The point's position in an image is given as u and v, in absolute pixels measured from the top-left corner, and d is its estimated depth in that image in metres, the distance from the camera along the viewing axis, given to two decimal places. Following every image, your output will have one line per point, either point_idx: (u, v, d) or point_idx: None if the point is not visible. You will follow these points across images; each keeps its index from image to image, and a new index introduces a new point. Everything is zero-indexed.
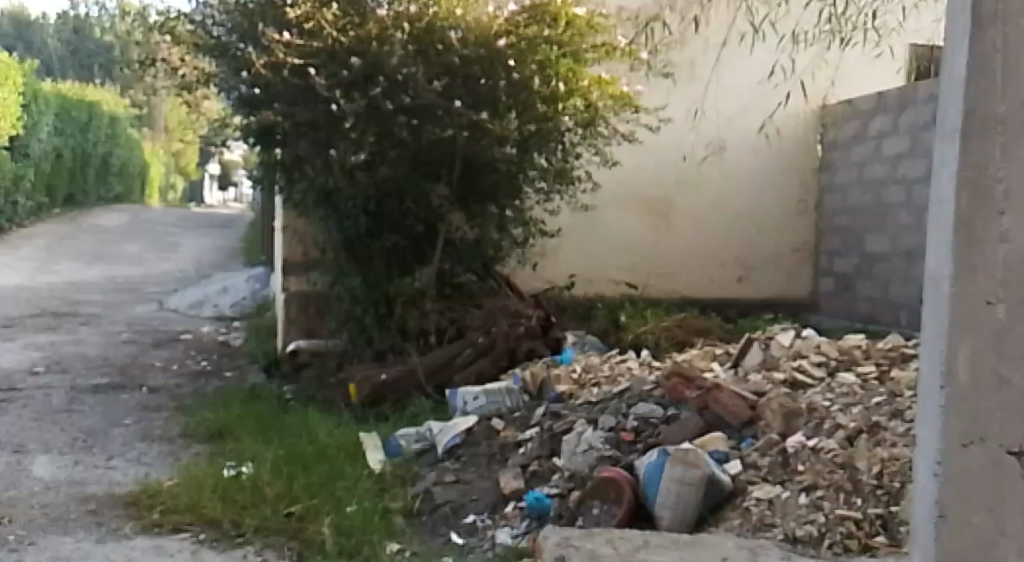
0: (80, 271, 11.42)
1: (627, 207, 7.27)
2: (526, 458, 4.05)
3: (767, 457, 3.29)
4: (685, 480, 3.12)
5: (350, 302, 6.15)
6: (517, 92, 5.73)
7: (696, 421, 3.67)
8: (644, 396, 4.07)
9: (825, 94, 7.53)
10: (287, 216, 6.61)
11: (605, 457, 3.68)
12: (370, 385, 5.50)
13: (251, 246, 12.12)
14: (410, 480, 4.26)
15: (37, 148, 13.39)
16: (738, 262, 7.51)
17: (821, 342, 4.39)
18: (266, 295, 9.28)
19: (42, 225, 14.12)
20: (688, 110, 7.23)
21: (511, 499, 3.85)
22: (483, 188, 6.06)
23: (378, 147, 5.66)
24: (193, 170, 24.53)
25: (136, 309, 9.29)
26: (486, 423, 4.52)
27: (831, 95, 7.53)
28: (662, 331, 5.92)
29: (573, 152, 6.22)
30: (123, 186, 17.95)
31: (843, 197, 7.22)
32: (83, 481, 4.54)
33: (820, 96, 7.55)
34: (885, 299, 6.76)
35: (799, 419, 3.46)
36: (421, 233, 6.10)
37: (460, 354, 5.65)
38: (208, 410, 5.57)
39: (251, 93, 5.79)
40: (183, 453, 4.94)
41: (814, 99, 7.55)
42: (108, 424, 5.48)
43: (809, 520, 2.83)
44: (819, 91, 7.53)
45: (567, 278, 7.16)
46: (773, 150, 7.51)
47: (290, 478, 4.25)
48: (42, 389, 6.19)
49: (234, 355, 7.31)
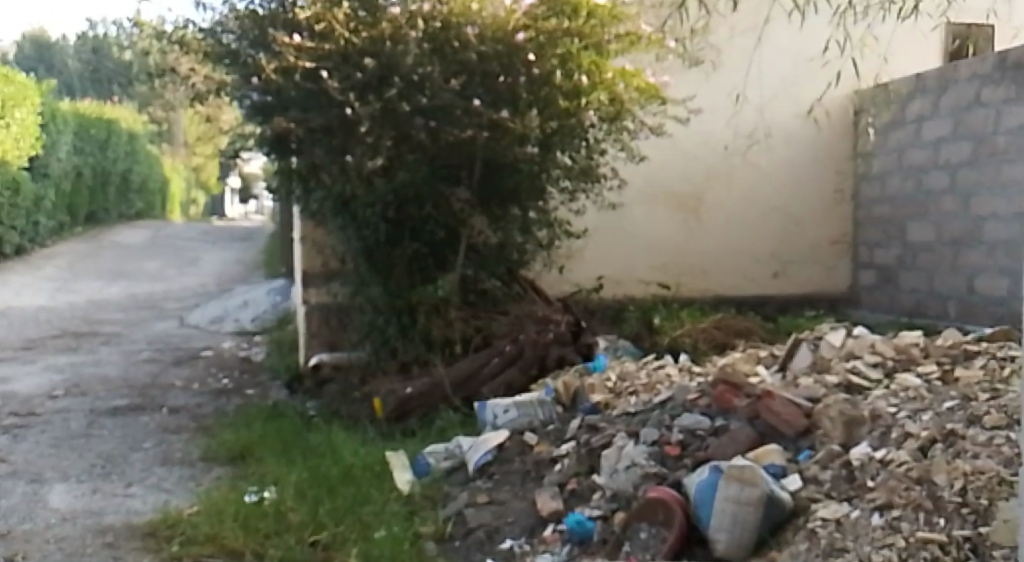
0: (101, 289, 11.26)
1: (656, 204, 7.01)
2: (563, 476, 3.81)
3: (829, 471, 3.05)
4: (742, 500, 2.91)
5: (372, 314, 5.92)
6: (538, 88, 5.52)
7: (747, 432, 3.43)
8: (689, 406, 3.81)
9: (878, 71, 7.16)
10: (304, 227, 6.39)
11: (650, 474, 3.41)
12: (397, 400, 5.27)
13: (272, 258, 11.93)
14: (441, 501, 4.01)
15: (57, 167, 13.26)
16: (773, 257, 7.24)
17: (876, 340, 4.14)
18: (288, 308, 9.07)
19: (64, 243, 14.00)
20: (720, 98, 7.00)
21: (550, 522, 3.61)
22: (506, 190, 5.83)
23: (396, 151, 5.45)
24: (215, 184, 24.42)
25: (157, 327, 9.11)
26: (519, 438, 4.26)
27: (883, 72, 7.17)
28: (700, 333, 5.66)
29: (599, 149, 5.98)
30: (144, 202, 17.83)
31: (882, 186, 6.94)
32: (101, 510, 4.32)
33: (873, 73, 7.19)
34: (931, 291, 6.47)
35: (862, 428, 3.20)
36: (443, 239, 5.85)
37: (487, 364, 5.38)
38: (230, 430, 5.36)
39: (264, 101, 5.50)
40: (204, 478, 4.71)
41: (866, 77, 7.19)
42: (128, 449, 5.27)
43: (886, 544, 2.56)
44: (870, 69, 7.19)
45: (595, 280, 6.91)
46: (812, 138, 7.22)
47: (315, 502, 4.04)
48: (60, 413, 5.99)
49: (257, 371, 7.10)
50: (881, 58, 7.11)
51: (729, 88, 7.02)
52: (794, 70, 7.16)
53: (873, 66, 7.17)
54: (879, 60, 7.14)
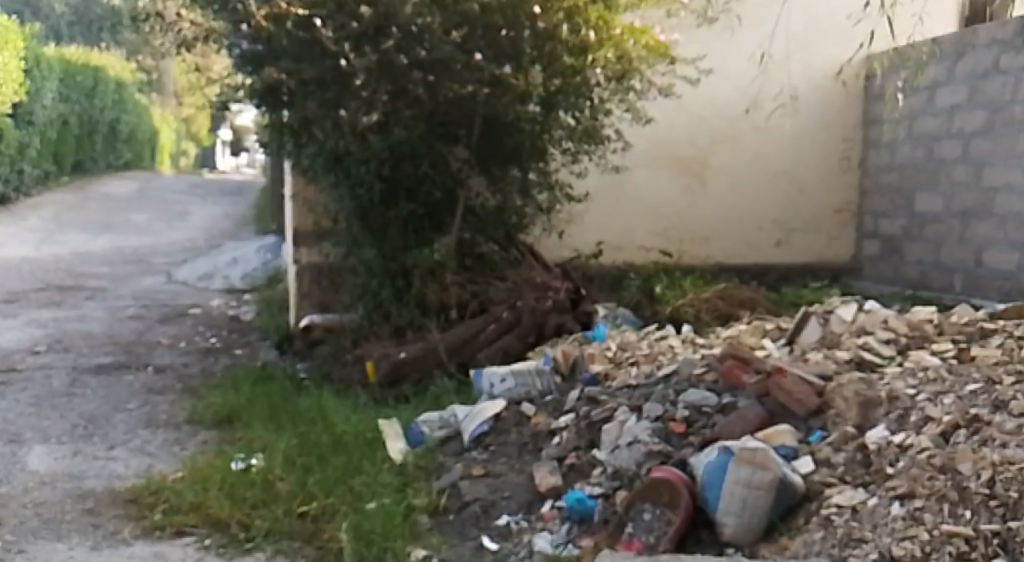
0: (87, 242, 11.06)
1: (659, 167, 6.88)
2: (561, 450, 3.67)
3: (843, 453, 2.93)
4: (754, 483, 2.77)
5: (365, 276, 5.75)
6: (542, 43, 5.32)
7: (757, 411, 3.29)
8: (695, 381, 3.66)
9: (912, 32, 6.98)
10: (296, 183, 6.20)
11: (654, 452, 3.27)
12: (390, 365, 5.14)
13: (262, 214, 11.73)
14: (435, 471, 3.86)
15: (42, 115, 12.98)
16: (776, 225, 7.09)
17: (889, 316, 4.03)
18: (278, 266, 8.90)
19: (49, 193, 13.76)
20: (731, 58, 6.86)
21: (548, 497, 3.47)
22: (506, 150, 5.65)
23: (392, 106, 5.26)
24: (205, 137, 24.09)
25: (144, 282, 8.93)
26: (516, 408, 4.11)
27: (917, 32, 6.97)
28: (703, 303, 5.51)
29: (603, 109, 5.79)
30: (132, 152, 17.56)
31: (890, 154, 6.79)
32: (82, 474, 4.17)
33: (906, 34, 7.00)
34: (937, 263, 6.36)
35: (878, 410, 3.07)
36: (439, 200, 5.65)
37: (483, 330, 5.24)
38: (217, 392, 5.21)
39: (254, 50, 5.29)
40: (190, 442, 4.57)
41: (900, 36, 6.99)
42: (111, 409, 5.12)
43: (908, 536, 2.45)
44: (905, 29, 7.00)
45: (594, 245, 6.80)
46: (822, 103, 7.06)
47: (304, 471, 3.90)
48: (41, 370, 5.83)
49: (245, 331, 6.94)
50: (915, 18, 6.95)
51: (749, 48, 6.87)
52: (810, 29, 6.96)
53: (907, 26, 7.00)
54: (913, 20, 6.97)
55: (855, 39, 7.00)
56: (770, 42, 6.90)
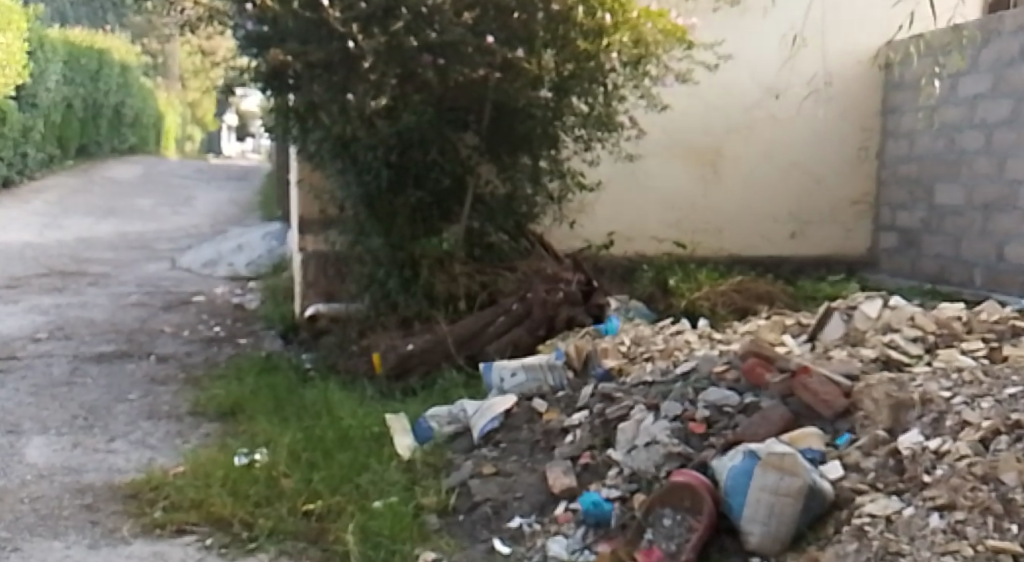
0: (91, 227, 10.94)
1: (673, 156, 6.73)
2: (574, 449, 3.54)
3: (873, 458, 2.82)
4: (781, 490, 2.66)
5: (372, 265, 5.60)
6: (556, 26, 5.20)
7: (782, 411, 3.18)
8: (715, 379, 3.53)
9: (953, 14, 6.75)
10: (302, 169, 6.07)
11: (674, 454, 3.16)
12: (397, 357, 5.01)
13: (268, 200, 11.60)
14: (443, 469, 3.74)
15: (46, 97, 12.84)
16: (792, 216, 6.95)
17: (915, 313, 3.93)
18: (284, 254, 8.78)
19: (54, 177, 13.63)
20: (749, 45, 6.71)
21: (562, 499, 3.33)
22: (517, 136, 5.47)
23: (401, 91, 5.13)
24: (211, 122, 23.92)
25: (148, 268, 8.81)
26: (527, 404, 3.98)
27: (959, 14, 6.73)
28: (719, 297, 5.37)
29: (618, 95, 5.62)
30: (137, 136, 17.41)
31: (910, 144, 6.65)
32: (81, 467, 4.05)
33: (947, 15, 6.76)
34: (957, 257, 6.23)
35: (910, 413, 2.95)
36: (448, 187, 5.49)
37: (492, 322, 5.11)
38: (220, 383, 5.08)
39: (259, 31, 5.16)
40: (192, 434, 4.45)
41: (941, 18, 6.78)
42: (111, 399, 4.99)
43: (949, 551, 2.35)
44: (946, 10, 6.76)
45: (605, 236, 6.66)
46: (841, 92, 6.91)
47: (309, 468, 3.78)
48: (41, 358, 5.71)
49: (250, 320, 6.81)
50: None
51: (783, 29, 6.75)
52: (833, 14, 6.80)
53: (948, 7, 6.76)
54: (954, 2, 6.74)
55: (882, 22, 6.84)
56: (802, 24, 6.79)
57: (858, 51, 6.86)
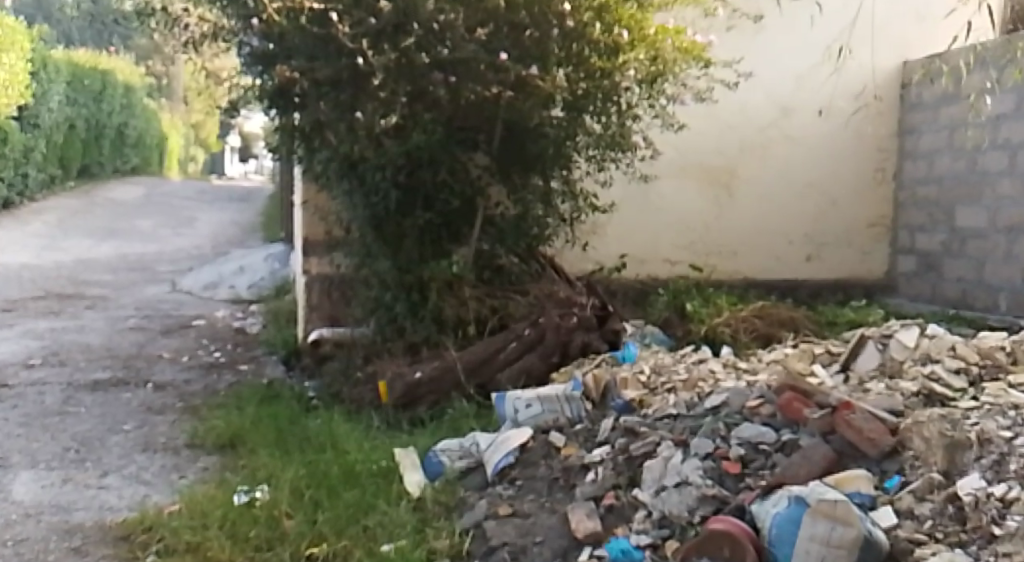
0: (90, 248, 10.72)
1: (687, 177, 6.51)
2: (597, 489, 3.29)
3: (929, 504, 2.65)
4: (833, 542, 2.48)
5: (379, 289, 5.37)
6: (570, 43, 4.99)
7: (825, 449, 2.97)
8: (748, 415, 3.31)
9: None
10: (307, 190, 5.87)
11: (709, 497, 2.96)
12: (404, 386, 4.77)
13: (271, 222, 11.40)
14: (456, 509, 3.49)
15: (48, 118, 12.67)
16: (807, 239, 6.72)
17: (956, 343, 3.72)
18: (287, 276, 8.57)
19: (53, 198, 13.43)
20: (767, 63, 6.52)
21: (586, 544, 3.09)
22: (528, 157, 5.26)
23: (410, 110, 4.94)
24: (214, 143, 23.76)
25: (147, 291, 8.58)
26: (544, 437, 3.73)
27: None
28: (741, 322, 5.15)
29: (632, 114, 5.37)
30: (140, 157, 17.24)
31: (928, 166, 6.44)
32: (70, 506, 3.80)
33: None
34: (979, 281, 6.01)
35: (968, 454, 2.76)
36: (458, 209, 5.27)
37: (503, 348, 4.87)
38: (220, 413, 4.85)
39: (264, 48, 5.01)
40: (189, 469, 4.22)
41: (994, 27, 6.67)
42: (105, 431, 4.75)
43: None
44: None
45: (617, 258, 6.43)
46: (858, 112, 6.70)
47: (313, 508, 3.55)
48: (34, 386, 5.47)
49: (250, 345, 6.58)
50: None
51: (825, 40, 6.59)
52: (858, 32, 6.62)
53: None
54: None
55: (902, 40, 6.65)
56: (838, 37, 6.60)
57: (875, 69, 6.67)
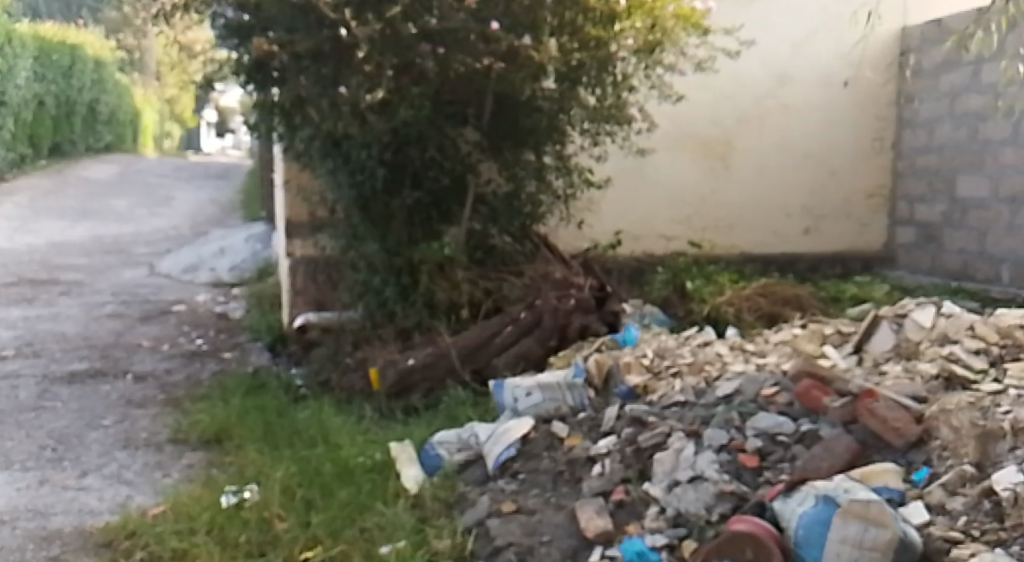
0: (63, 231, 10.45)
1: (683, 150, 6.34)
2: (606, 483, 3.12)
3: (962, 499, 2.50)
4: (866, 544, 2.33)
5: (367, 272, 5.17)
6: (564, 11, 4.82)
7: (848, 440, 2.82)
8: (764, 404, 3.17)
9: None
10: (288, 169, 5.65)
11: (727, 493, 2.81)
12: (396, 373, 4.59)
13: (252, 201, 11.16)
14: (456, 506, 3.31)
15: (15, 95, 12.34)
16: (805, 211, 6.57)
17: (975, 322, 3.57)
18: (269, 257, 8.35)
19: (24, 178, 13.12)
20: (763, 31, 6.34)
21: (597, 544, 2.91)
22: (520, 131, 5.09)
23: (397, 83, 4.73)
24: (189, 119, 23.36)
25: (125, 274, 8.35)
26: (546, 428, 3.55)
27: None
28: (744, 302, 4.99)
29: (627, 86, 5.16)
30: (114, 135, 16.90)
31: (929, 134, 6.28)
32: (48, 510, 3.61)
33: None
34: (982, 253, 5.87)
35: (999, 445, 2.63)
36: (447, 187, 5.07)
37: (499, 332, 4.70)
38: (204, 405, 4.66)
39: (240, 19, 4.82)
40: (173, 467, 4.04)
41: None
42: (84, 427, 4.56)
43: None
44: None
45: (612, 235, 6.26)
46: (856, 80, 6.54)
47: (306, 509, 3.39)
48: (8, 380, 5.26)
49: (233, 331, 6.39)
50: None
51: (822, 6, 6.42)
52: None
53: None
54: None
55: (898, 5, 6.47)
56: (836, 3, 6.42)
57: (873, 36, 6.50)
